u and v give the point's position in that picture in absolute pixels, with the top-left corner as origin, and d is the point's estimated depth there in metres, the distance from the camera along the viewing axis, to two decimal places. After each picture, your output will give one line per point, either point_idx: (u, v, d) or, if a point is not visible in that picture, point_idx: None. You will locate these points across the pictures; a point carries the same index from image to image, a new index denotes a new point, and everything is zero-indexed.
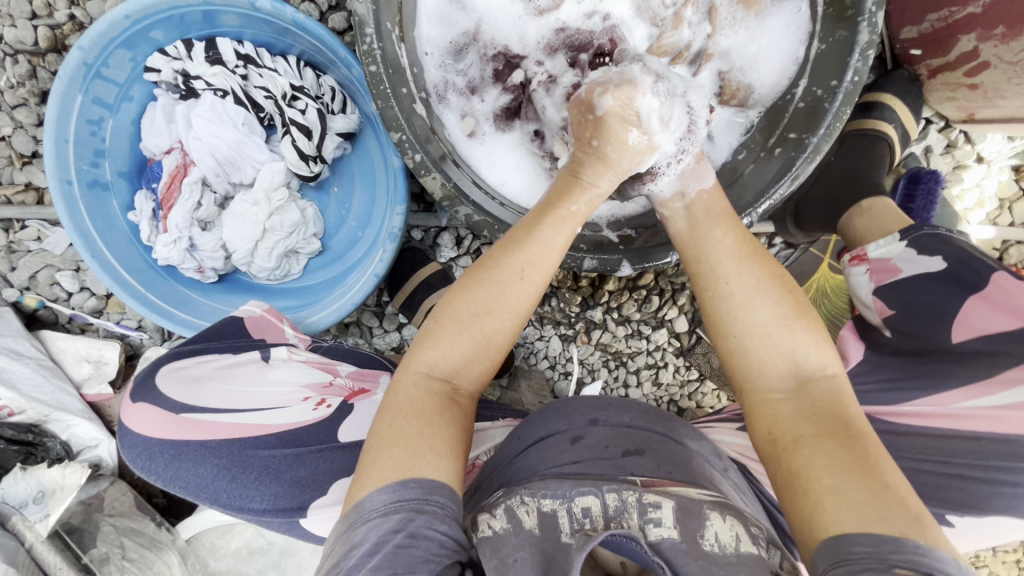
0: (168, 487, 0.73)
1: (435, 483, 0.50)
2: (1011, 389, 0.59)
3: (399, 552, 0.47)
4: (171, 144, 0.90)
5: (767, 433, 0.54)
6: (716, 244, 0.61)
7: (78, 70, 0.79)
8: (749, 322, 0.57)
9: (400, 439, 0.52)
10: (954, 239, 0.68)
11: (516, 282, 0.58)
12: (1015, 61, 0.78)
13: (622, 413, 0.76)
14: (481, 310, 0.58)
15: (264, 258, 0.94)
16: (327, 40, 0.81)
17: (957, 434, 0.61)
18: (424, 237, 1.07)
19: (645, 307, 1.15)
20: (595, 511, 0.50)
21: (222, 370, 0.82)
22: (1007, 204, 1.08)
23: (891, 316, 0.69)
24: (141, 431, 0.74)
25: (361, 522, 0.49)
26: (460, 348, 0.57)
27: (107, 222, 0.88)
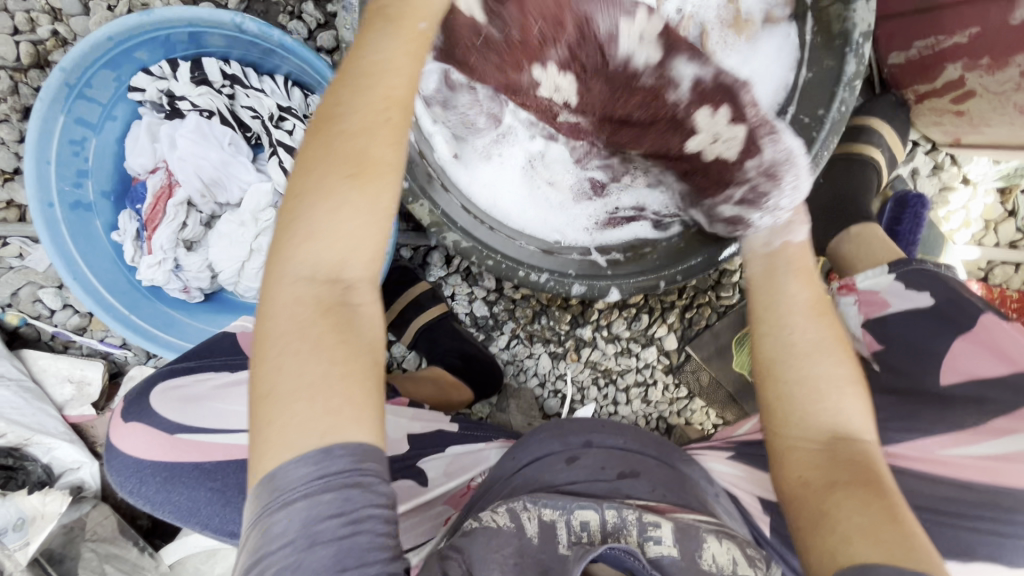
0: (158, 512, 0.74)
1: (364, 446, 0.43)
2: (1002, 439, 0.60)
3: (344, 543, 0.41)
4: (155, 164, 0.88)
5: (799, 482, 0.54)
6: (790, 297, 0.62)
7: (59, 91, 0.77)
8: (805, 372, 0.58)
9: (308, 380, 0.44)
10: (941, 274, 0.70)
11: (379, 128, 0.49)
12: (1000, 91, 0.79)
13: (615, 435, 0.77)
14: (336, 185, 0.47)
15: (251, 278, 0.93)
16: (314, 64, 0.81)
17: (948, 481, 0.60)
18: (413, 256, 1.08)
19: (634, 325, 1.15)
20: (593, 525, 0.53)
21: (217, 390, 0.77)
22: (992, 225, 1.10)
23: (880, 350, 0.71)
24: (133, 453, 0.74)
25: (280, 502, 0.41)
26: (340, 234, 0.47)
27: (90, 243, 0.87)
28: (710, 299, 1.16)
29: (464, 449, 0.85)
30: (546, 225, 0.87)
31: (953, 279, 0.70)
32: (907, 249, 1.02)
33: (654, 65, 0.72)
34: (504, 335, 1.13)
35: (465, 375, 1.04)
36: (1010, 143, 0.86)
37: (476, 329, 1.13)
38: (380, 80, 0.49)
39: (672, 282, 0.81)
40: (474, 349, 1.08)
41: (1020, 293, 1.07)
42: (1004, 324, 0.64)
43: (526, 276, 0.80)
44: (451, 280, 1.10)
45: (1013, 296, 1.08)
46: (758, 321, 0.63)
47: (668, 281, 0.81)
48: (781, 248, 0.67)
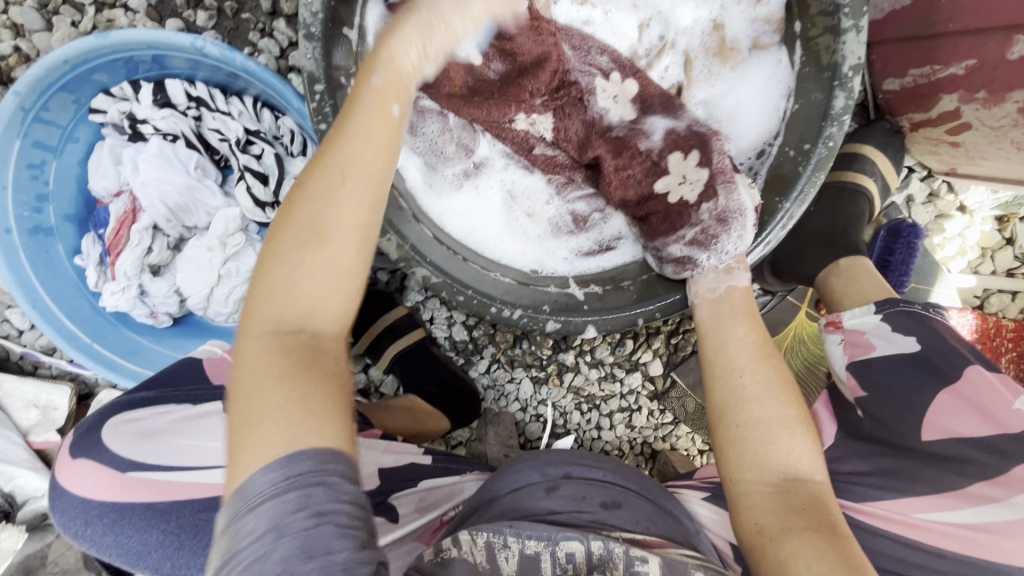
0: (105, 555, 0.70)
1: (326, 446, 0.42)
2: (984, 507, 0.56)
3: (309, 536, 0.39)
4: (120, 188, 0.86)
5: (757, 531, 0.56)
6: (734, 339, 0.67)
7: (14, 116, 0.74)
8: (755, 416, 0.61)
9: (275, 405, 0.43)
10: (929, 316, 0.66)
11: (337, 192, 0.49)
12: (996, 126, 0.75)
13: (595, 468, 0.75)
14: (314, 222, 0.48)
15: (221, 303, 0.90)
16: (279, 89, 0.77)
17: (923, 547, 0.58)
18: (389, 280, 1.04)
19: (618, 350, 1.12)
20: (577, 558, 0.52)
21: (178, 424, 0.77)
22: (989, 253, 1.06)
23: (864, 396, 0.66)
24: (80, 491, 0.71)
25: (248, 509, 0.40)
26: (303, 281, 0.48)
27: (50, 269, 0.84)
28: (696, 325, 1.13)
29: (440, 481, 0.84)
30: (520, 255, 0.84)
31: (943, 325, 0.66)
32: (898, 280, 0.99)
33: (627, 121, 0.77)
34: (484, 359, 1.11)
35: (442, 405, 1.02)
36: (1007, 177, 0.82)
37: (455, 353, 1.10)
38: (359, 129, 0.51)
39: (648, 319, 0.78)
40: (453, 376, 1.04)
41: (1016, 324, 1.04)
42: (990, 375, 0.61)
43: (499, 312, 0.77)
44: (430, 304, 1.08)
45: (1009, 326, 1.05)
46: (710, 368, 0.67)
47: (645, 316, 0.78)
48: (726, 293, 0.71)
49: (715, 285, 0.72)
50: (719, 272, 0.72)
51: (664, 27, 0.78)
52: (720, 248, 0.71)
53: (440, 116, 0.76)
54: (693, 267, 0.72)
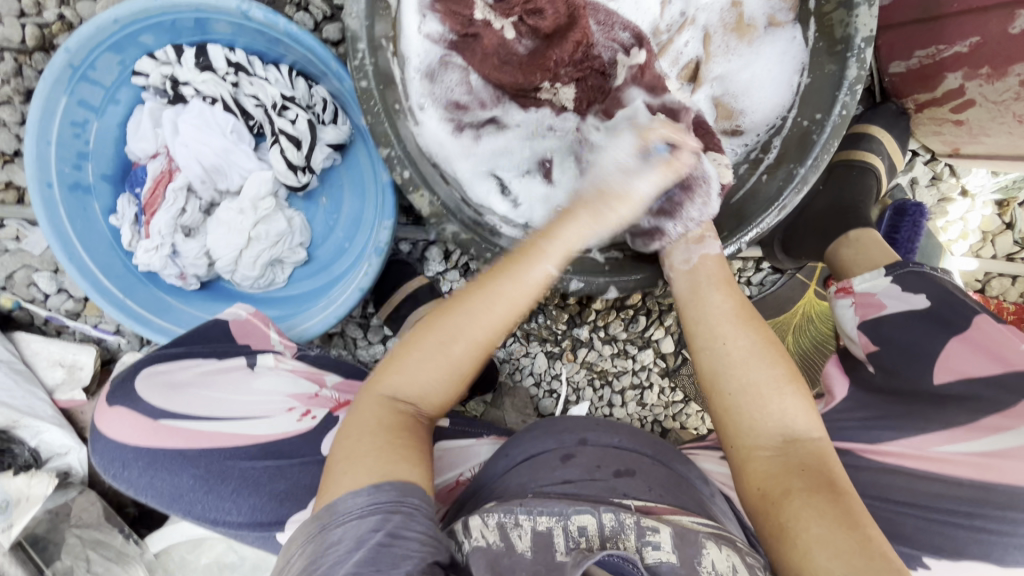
0: (141, 495, 0.72)
1: (409, 483, 0.53)
2: (992, 438, 0.59)
3: (382, 550, 0.49)
4: (157, 149, 0.88)
5: (758, 494, 0.56)
6: (716, 307, 0.67)
7: (63, 72, 0.77)
8: (744, 381, 0.61)
9: (370, 453, 0.55)
10: (938, 278, 0.69)
11: (485, 314, 0.63)
12: (998, 101, 0.79)
13: (609, 433, 0.76)
14: (444, 339, 0.62)
15: (249, 267, 0.93)
16: (320, 53, 0.81)
17: (939, 478, 0.60)
18: (411, 250, 1.06)
19: (632, 326, 1.15)
20: (591, 530, 0.53)
21: (204, 377, 0.79)
22: (989, 237, 1.10)
23: (875, 351, 0.69)
24: (116, 437, 0.73)
25: (335, 524, 0.50)
26: (424, 374, 0.62)
27: (87, 226, 0.87)
28: None
29: (450, 444, 0.85)
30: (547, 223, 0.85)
31: (952, 286, 0.69)
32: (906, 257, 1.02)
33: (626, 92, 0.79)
34: None
35: None
36: (1008, 154, 0.86)
37: None
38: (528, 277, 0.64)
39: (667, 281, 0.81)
40: None
41: (1016, 305, 1.07)
42: (999, 325, 0.64)
43: None
44: (450, 275, 1.07)
45: (1009, 309, 1.07)
46: (695, 339, 0.66)
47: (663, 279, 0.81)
48: (698, 264, 0.71)
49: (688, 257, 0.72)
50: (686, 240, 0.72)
51: (685, 3, 0.83)
52: (684, 216, 0.71)
53: (462, 70, 0.81)
54: (660, 237, 0.73)
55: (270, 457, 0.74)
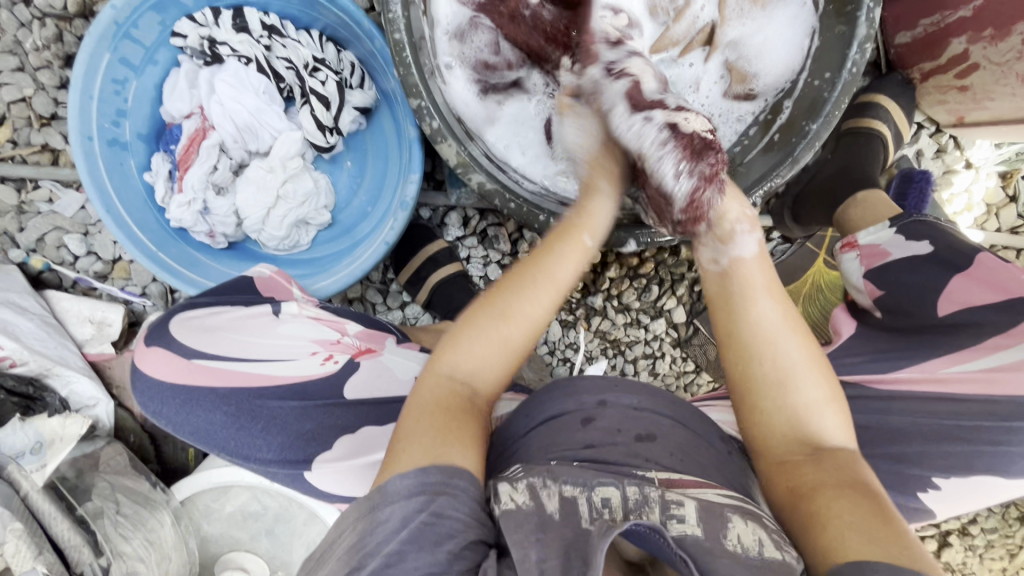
0: (177, 434, 0.67)
1: (456, 466, 0.50)
2: (997, 354, 0.63)
3: (426, 529, 0.47)
4: (191, 109, 0.92)
5: (786, 490, 0.56)
6: (762, 313, 0.62)
7: (108, 28, 0.81)
8: (789, 422, 0.59)
9: (428, 433, 0.53)
10: (939, 224, 0.73)
11: (532, 291, 0.62)
12: (1002, 61, 0.82)
13: (629, 392, 0.69)
14: (497, 313, 0.61)
15: (275, 226, 0.95)
16: (353, 13, 0.85)
17: (945, 397, 0.64)
18: (432, 216, 1.10)
19: (644, 295, 1.17)
20: (614, 502, 0.50)
21: (236, 322, 0.74)
22: (994, 209, 1.13)
23: (880, 296, 0.74)
24: (154, 376, 0.67)
25: (385, 503, 0.48)
26: (480, 352, 0.60)
27: (123, 181, 0.90)
28: None
29: None
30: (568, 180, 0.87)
31: (954, 231, 0.73)
32: None
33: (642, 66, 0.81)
34: None
35: None
36: (1011, 117, 0.89)
37: None
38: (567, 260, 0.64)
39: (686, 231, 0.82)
40: None
41: None
42: (1001, 261, 0.67)
43: (546, 222, 0.81)
44: (468, 242, 1.10)
45: None
46: (727, 351, 0.63)
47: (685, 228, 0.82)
48: (730, 266, 0.65)
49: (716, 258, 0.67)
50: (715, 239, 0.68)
51: None
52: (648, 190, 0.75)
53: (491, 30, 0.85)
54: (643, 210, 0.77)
55: (300, 397, 0.69)
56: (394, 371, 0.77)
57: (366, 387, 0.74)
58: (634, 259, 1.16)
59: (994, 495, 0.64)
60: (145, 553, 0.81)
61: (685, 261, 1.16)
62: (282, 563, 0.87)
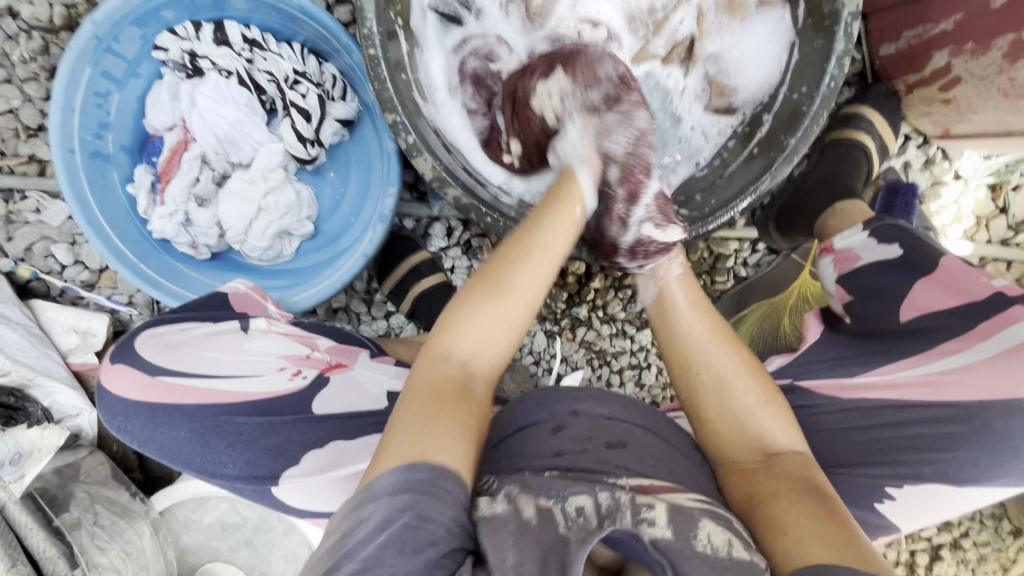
0: (144, 450, 0.67)
1: (444, 466, 0.49)
2: (944, 359, 0.64)
3: (407, 531, 0.46)
4: (173, 122, 0.93)
5: (745, 496, 0.57)
6: (693, 330, 0.70)
7: (89, 43, 0.82)
8: (724, 409, 0.65)
9: (415, 422, 0.52)
10: (912, 228, 0.74)
11: (525, 261, 0.62)
12: (983, 75, 0.82)
13: (601, 403, 0.69)
14: (494, 289, 0.60)
15: (258, 237, 0.95)
16: (331, 27, 0.85)
17: (896, 401, 0.65)
18: (416, 226, 1.10)
19: (630, 306, 1.17)
20: (587, 510, 0.49)
21: (203, 337, 0.75)
22: (983, 221, 1.12)
23: (850, 301, 0.75)
24: (119, 393, 0.68)
25: (368, 501, 0.48)
26: (478, 329, 0.60)
27: (106, 193, 0.91)
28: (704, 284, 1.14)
29: None
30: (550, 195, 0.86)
31: (926, 235, 0.74)
32: None
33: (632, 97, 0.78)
34: None
35: None
36: (995, 130, 0.88)
37: None
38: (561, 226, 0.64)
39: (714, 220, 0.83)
40: None
41: None
42: (963, 263, 0.68)
43: None
44: (451, 252, 1.10)
45: None
46: (672, 367, 0.70)
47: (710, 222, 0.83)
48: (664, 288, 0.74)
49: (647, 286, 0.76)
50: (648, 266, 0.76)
51: None
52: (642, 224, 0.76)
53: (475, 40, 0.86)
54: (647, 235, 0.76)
55: (268, 414, 0.69)
56: (363, 384, 0.78)
57: (334, 403, 0.73)
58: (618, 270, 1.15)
59: (959, 505, 0.62)
60: (122, 565, 0.81)
61: None
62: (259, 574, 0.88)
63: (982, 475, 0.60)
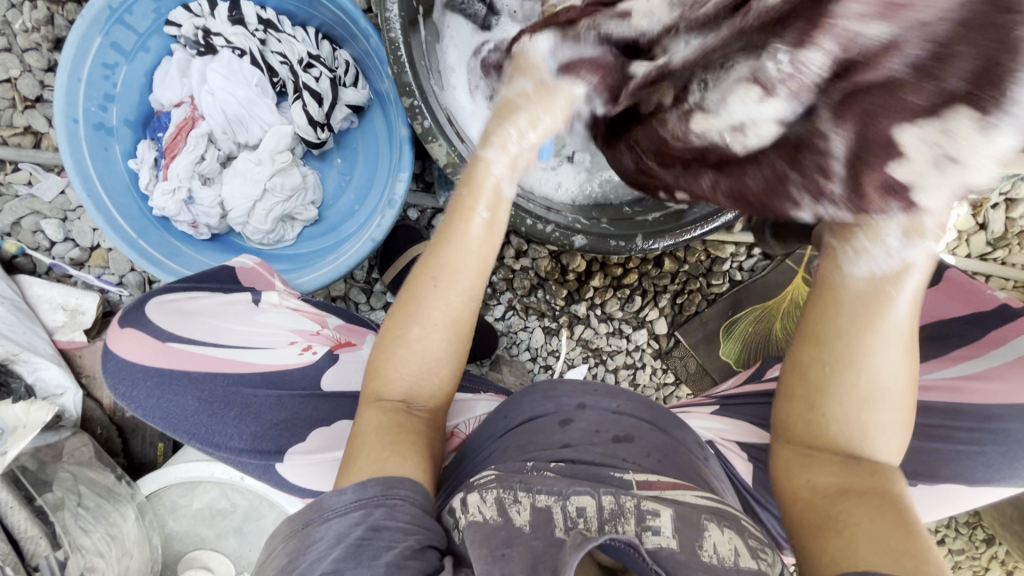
0: (148, 419, 0.65)
1: (390, 478, 0.50)
2: (963, 363, 0.70)
3: (362, 544, 0.46)
4: (182, 98, 0.92)
5: (807, 486, 0.50)
6: (887, 332, 0.48)
7: (101, 13, 0.81)
8: (858, 422, 0.49)
9: (366, 454, 0.53)
10: None
11: (435, 289, 0.56)
12: None
13: (610, 396, 0.68)
14: (400, 325, 0.57)
15: (260, 220, 0.94)
16: (351, 11, 0.86)
17: (916, 403, 0.67)
18: (419, 217, 1.10)
19: (627, 306, 1.18)
20: (589, 512, 0.49)
21: (216, 308, 0.72)
22: (965, 235, 1.17)
23: None
24: (125, 357, 0.65)
25: (321, 521, 0.48)
26: (403, 362, 0.57)
27: (107, 166, 0.89)
28: (700, 286, 1.18)
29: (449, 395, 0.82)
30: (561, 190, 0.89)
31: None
32: None
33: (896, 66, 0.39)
34: (500, 305, 1.16)
35: None
36: None
37: None
38: (470, 245, 0.56)
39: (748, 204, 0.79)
40: None
41: None
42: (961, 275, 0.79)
43: (533, 226, 0.81)
44: None
45: None
46: (807, 327, 0.52)
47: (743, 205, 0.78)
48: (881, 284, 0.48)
49: (864, 253, 0.49)
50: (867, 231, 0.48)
51: None
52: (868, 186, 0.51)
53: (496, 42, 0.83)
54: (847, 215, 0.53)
55: (277, 386, 0.67)
56: None
57: (342, 381, 0.70)
58: (618, 269, 1.16)
59: (973, 499, 0.65)
60: (105, 549, 0.78)
61: (667, 273, 1.17)
62: (248, 563, 0.85)
63: (992, 475, 0.63)
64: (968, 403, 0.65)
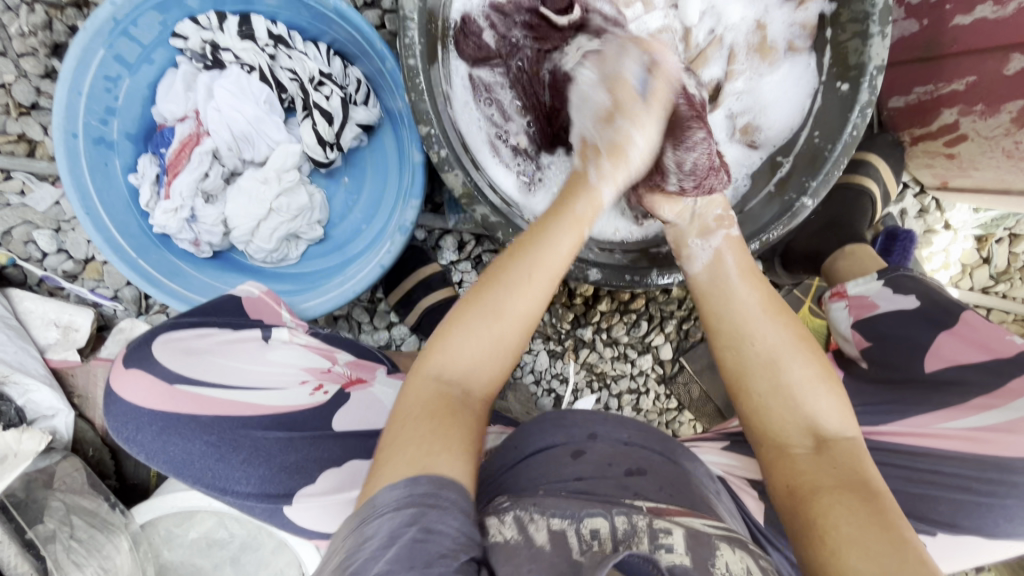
0: (152, 462, 0.61)
1: (445, 476, 0.47)
2: (985, 414, 0.68)
3: (416, 547, 0.42)
4: (186, 113, 0.89)
5: (787, 487, 0.53)
6: (742, 300, 0.63)
7: (105, 25, 0.78)
8: (774, 381, 0.58)
9: (421, 433, 0.50)
10: (923, 280, 0.79)
11: (524, 284, 0.57)
12: (990, 135, 0.87)
13: (619, 427, 0.67)
14: (477, 308, 0.56)
15: (265, 239, 0.91)
16: (366, 32, 0.83)
17: (933, 452, 0.68)
18: (427, 238, 1.07)
19: (634, 330, 1.17)
20: (603, 533, 0.45)
21: (222, 345, 0.69)
22: (968, 269, 1.18)
23: (869, 347, 0.79)
24: (129, 398, 0.61)
25: (374, 516, 0.45)
26: (472, 351, 0.56)
27: (106, 181, 0.86)
28: None
29: None
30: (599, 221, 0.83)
31: (932, 283, 0.80)
32: None
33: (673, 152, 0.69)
34: None
35: None
36: (993, 187, 0.94)
37: None
38: (560, 232, 0.60)
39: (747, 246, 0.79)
40: None
41: None
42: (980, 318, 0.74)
43: None
44: (461, 266, 1.08)
45: None
46: (718, 341, 0.62)
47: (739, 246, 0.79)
48: (714, 263, 0.67)
49: (700, 251, 0.69)
50: (695, 232, 0.70)
51: (715, 22, 0.84)
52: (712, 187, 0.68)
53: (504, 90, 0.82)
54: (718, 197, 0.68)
55: (286, 427, 0.65)
56: (385, 403, 0.74)
57: (354, 420, 0.70)
58: (625, 294, 1.15)
59: (984, 552, 0.66)
60: None
61: (675, 299, 1.17)
62: None
63: (1012, 530, 0.63)
64: (989, 456, 0.65)
